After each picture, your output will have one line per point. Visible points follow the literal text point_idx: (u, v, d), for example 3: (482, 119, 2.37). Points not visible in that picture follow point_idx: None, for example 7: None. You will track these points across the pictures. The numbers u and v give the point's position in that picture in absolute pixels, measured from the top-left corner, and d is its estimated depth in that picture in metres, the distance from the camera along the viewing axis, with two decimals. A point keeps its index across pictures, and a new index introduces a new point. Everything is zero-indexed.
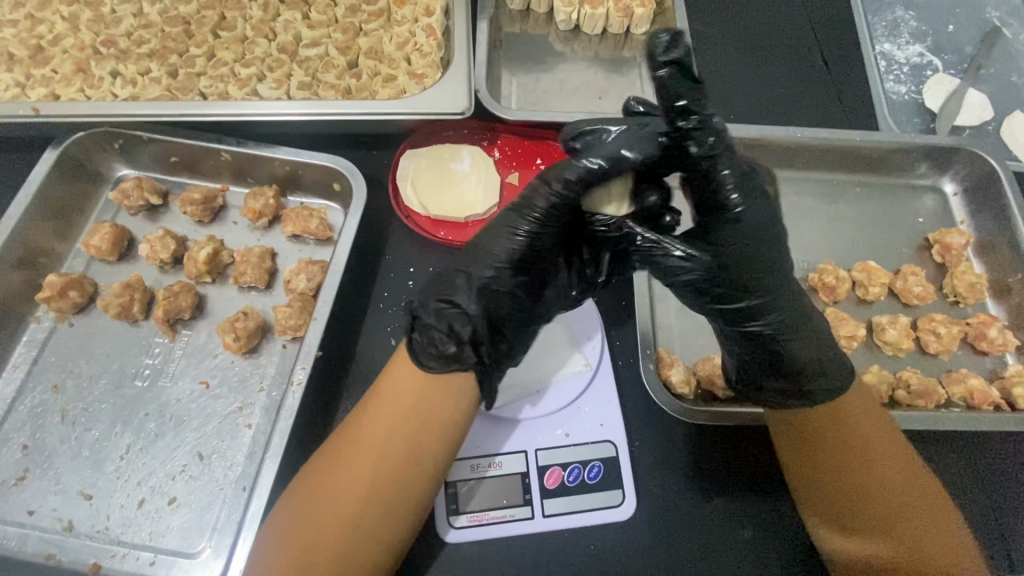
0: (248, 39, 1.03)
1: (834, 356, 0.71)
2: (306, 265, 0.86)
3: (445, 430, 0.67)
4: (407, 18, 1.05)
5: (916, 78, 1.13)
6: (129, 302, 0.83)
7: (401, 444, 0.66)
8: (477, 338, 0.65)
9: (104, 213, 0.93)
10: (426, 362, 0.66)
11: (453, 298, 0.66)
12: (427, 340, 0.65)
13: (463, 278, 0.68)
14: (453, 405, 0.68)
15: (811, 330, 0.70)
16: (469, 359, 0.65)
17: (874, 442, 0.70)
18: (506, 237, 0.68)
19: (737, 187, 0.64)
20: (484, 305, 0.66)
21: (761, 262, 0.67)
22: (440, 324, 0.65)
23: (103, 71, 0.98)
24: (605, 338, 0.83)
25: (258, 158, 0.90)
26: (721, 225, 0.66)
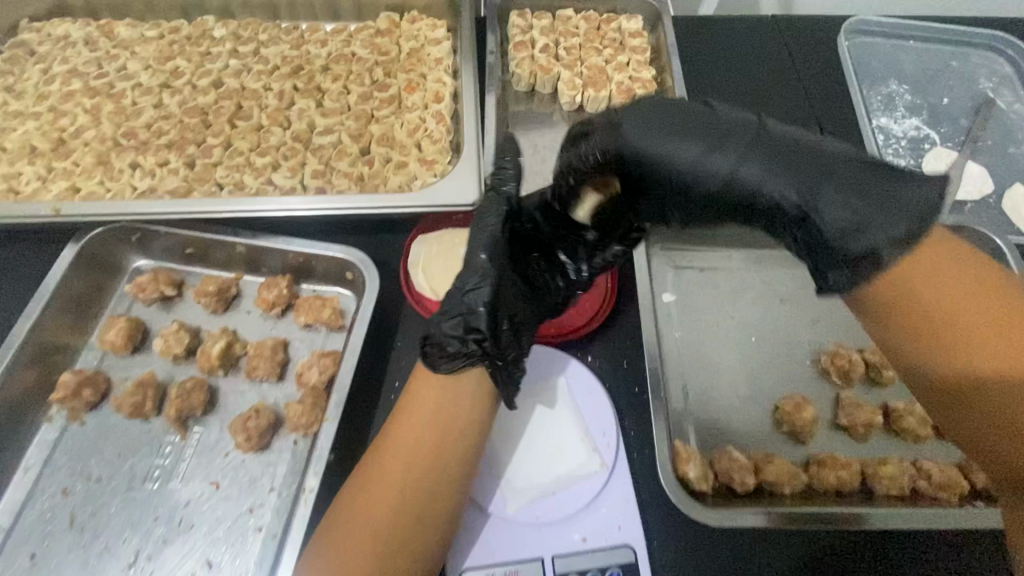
0: (264, 127, 1.06)
1: (895, 183, 0.61)
2: (318, 357, 0.87)
3: (460, 453, 0.70)
4: (417, 105, 1.10)
5: (915, 153, 1.15)
6: (142, 399, 0.83)
7: (418, 463, 0.69)
8: (479, 334, 0.69)
9: (120, 305, 0.94)
10: (437, 364, 0.70)
11: (447, 313, 0.70)
12: (439, 347, 0.70)
13: (457, 289, 0.72)
14: (468, 412, 0.72)
15: (850, 185, 0.62)
16: (473, 353, 0.70)
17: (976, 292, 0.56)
18: (485, 233, 0.73)
19: (680, 130, 0.68)
20: (489, 300, 0.70)
21: (742, 161, 0.66)
22: (447, 328, 0.70)
23: (123, 163, 1.00)
24: (620, 433, 0.82)
25: (271, 249, 0.92)
26: (676, 159, 0.68)
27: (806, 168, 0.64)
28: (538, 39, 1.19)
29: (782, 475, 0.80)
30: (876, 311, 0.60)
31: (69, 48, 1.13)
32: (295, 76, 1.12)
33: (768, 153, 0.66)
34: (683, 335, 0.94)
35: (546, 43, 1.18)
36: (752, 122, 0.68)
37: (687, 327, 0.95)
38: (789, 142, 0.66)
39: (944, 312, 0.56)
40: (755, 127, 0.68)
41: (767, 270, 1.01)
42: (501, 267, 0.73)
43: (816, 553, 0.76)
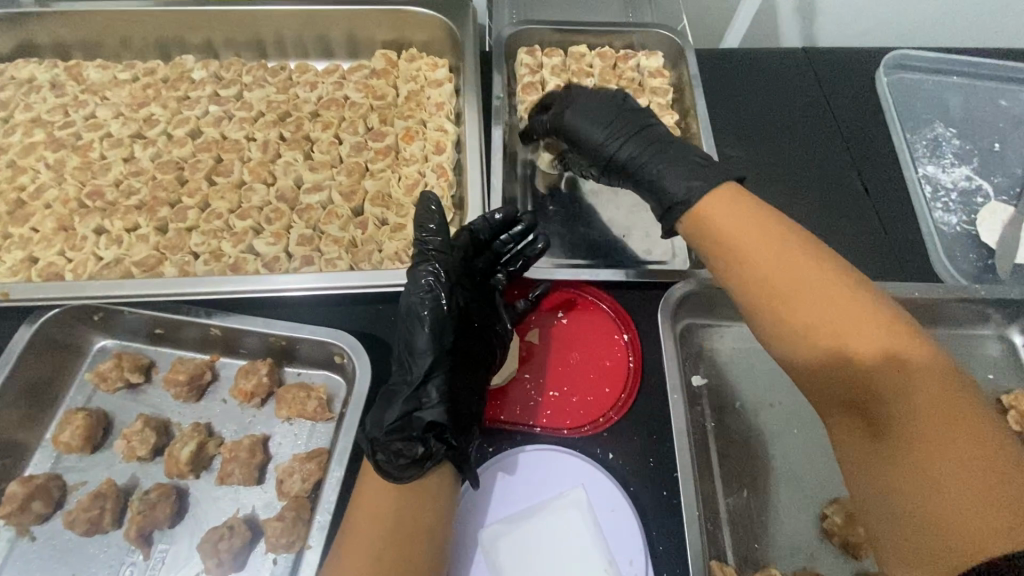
0: (246, 184, 0.95)
1: (718, 186, 0.76)
2: (302, 461, 0.76)
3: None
4: (415, 157, 0.99)
5: (967, 207, 1.04)
6: (99, 514, 0.72)
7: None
8: (440, 428, 0.67)
9: (81, 393, 0.83)
10: (396, 474, 0.64)
11: (400, 409, 0.68)
12: (393, 456, 0.65)
13: (404, 388, 0.70)
14: (434, 515, 0.65)
15: (686, 167, 0.80)
16: (438, 451, 0.66)
17: (788, 252, 0.68)
18: (421, 325, 0.73)
19: (597, 113, 0.90)
20: (443, 391, 0.70)
21: (622, 141, 0.87)
22: (399, 431, 0.66)
23: (87, 228, 0.90)
24: (649, 558, 0.70)
25: (250, 332, 0.81)
26: (586, 126, 0.89)
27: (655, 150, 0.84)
28: (549, 80, 1.09)
29: None
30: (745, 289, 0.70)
31: (34, 93, 1.03)
32: (281, 123, 1.02)
33: (635, 154, 0.85)
34: (718, 430, 0.82)
35: (558, 84, 1.08)
36: (647, 121, 0.89)
37: (722, 419, 0.83)
38: (667, 139, 0.86)
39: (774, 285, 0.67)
40: (644, 131, 0.87)
41: None
42: (448, 353, 0.72)
43: None
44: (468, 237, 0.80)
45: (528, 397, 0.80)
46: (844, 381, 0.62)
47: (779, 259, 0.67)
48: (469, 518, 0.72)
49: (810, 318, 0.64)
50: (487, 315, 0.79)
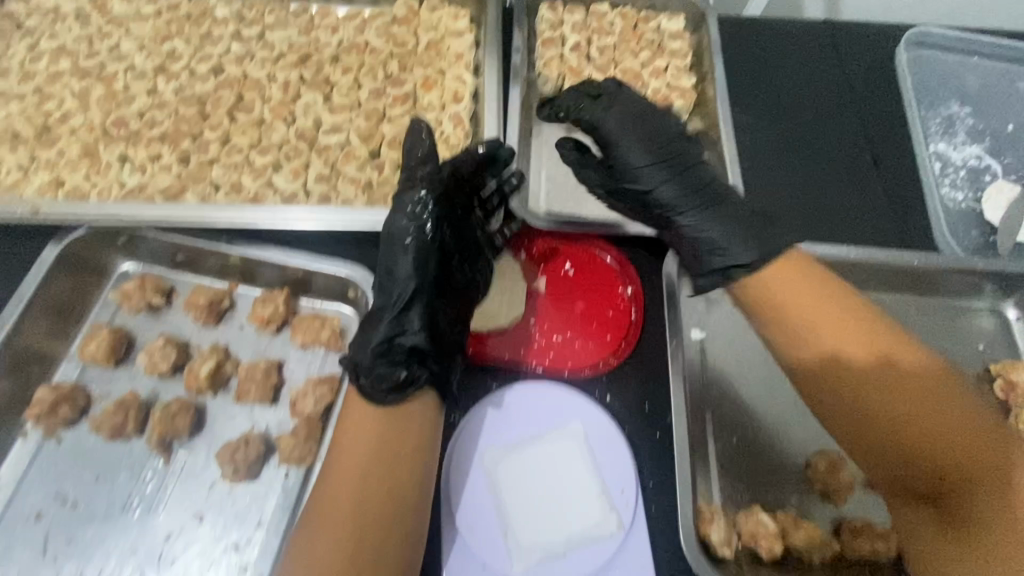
0: (266, 122, 0.97)
1: (770, 263, 0.75)
2: (315, 385, 0.80)
3: (395, 531, 0.64)
4: (433, 104, 1.00)
5: (974, 184, 1.05)
6: (121, 420, 0.77)
7: (351, 552, 0.61)
8: (422, 355, 0.71)
9: (104, 312, 0.86)
10: (379, 398, 0.67)
11: (385, 338, 0.71)
12: (375, 381, 0.68)
13: (387, 314, 0.74)
14: (412, 445, 0.67)
15: (742, 225, 0.77)
16: (420, 378, 0.69)
17: (850, 328, 0.70)
18: (405, 254, 0.75)
19: (640, 135, 0.83)
20: (425, 320, 0.73)
21: (666, 182, 0.81)
22: (382, 355, 0.70)
23: (111, 155, 0.92)
24: (639, 488, 0.74)
25: (269, 262, 0.84)
26: (628, 148, 0.83)
27: (710, 204, 0.80)
28: (569, 36, 1.09)
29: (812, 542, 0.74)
30: (798, 350, 0.73)
31: (59, 22, 1.04)
32: (302, 65, 1.03)
33: (675, 208, 0.80)
34: (714, 381, 0.85)
35: (578, 41, 1.08)
36: (698, 166, 0.83)
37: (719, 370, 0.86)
38: (721, 203, 0.80)
39: (833, 360, 0.70)
40: (686, 179, 0.82)
41: None
42: (430, 283, 0.75)
43: None
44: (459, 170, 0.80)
45: (533, 339, 0.83)
46: (909, 457, 0.66)
47: (839, 331, 0.70)
48: (471, 443, 0.75)
49: (867, 379, 0.68)
50: (474, 254, 0.82)
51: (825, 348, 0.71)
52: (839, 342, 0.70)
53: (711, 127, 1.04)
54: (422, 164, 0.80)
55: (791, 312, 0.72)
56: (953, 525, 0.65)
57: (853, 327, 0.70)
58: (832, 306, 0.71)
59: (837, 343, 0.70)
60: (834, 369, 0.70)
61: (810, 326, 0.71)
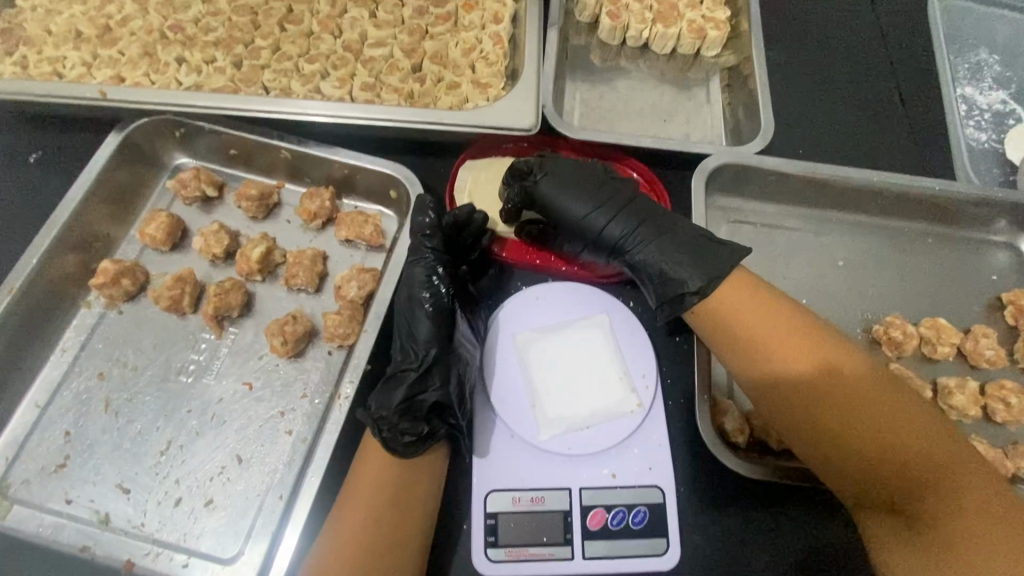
0: (314, 33, 1.01)
1: (724, 279, 0.75)
2: (357, 273, 0.84)
3: (428, 468, 0.71)
4: (474, 24, 1.03)
5: (998, 127, 1.07)
6: (179, 295, 0.82)
7: (392, 491, 0.68)
8: (443, 409, 0.73)
9: (161, 200, 0.92)
10: (398, 449, 0.69)
11: (401, 399, 0.71)
12: (398, 435, 0.69)
13: (408, 375, 0.74)
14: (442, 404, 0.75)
15: (684, 249, 0.78)
16: (440, 431, 0.72)
17: (799, 340, 0.70)
18: (424, 316, 0.78)
19: (582, 190, 0.83)
20: (444, 378, 0.74)
21: (615, 219, 0.81)
22: (404, 414, 0.70)
23: (168, 56, 0.97)
24: (659, 377, 0.80)
25: (317, 158, 0.89)
26: (570, 200, 0.83)
27: (665, 215, 0.81)
28: None
29: None
30: (751, 363, 0.72)
31: None
32: None
33: (630, 241, 0.80)
34: None
35: None
36: (632, 194, 0.84)
37: None
38: (672, 219, 0.81)
39: (778, 370, 0.70)
40: (635, 206, 0.82)
41: (824, 233, 0.96)
42: (447, 342, 0.77)
43: (843, 516, 0.75)
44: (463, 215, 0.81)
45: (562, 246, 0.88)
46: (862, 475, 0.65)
47: (790, 344, 0.70)
48: (506, 329, 0.81)
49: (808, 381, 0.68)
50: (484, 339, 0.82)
51: (769, 357, 0.70)
52: (779, 357, 0.70)
53: (743, 61, 1.07)
54: (423, 219, 0.82)
55: (734, 339, 0.73)
56: (916, 524, 0.62)
57: (800, 340, 0.70)
58: (781, 318, 0.71)
59: (783, 351, 0.70)
60: (781, 383, 0.69)
61: (751, 343, 0.72)
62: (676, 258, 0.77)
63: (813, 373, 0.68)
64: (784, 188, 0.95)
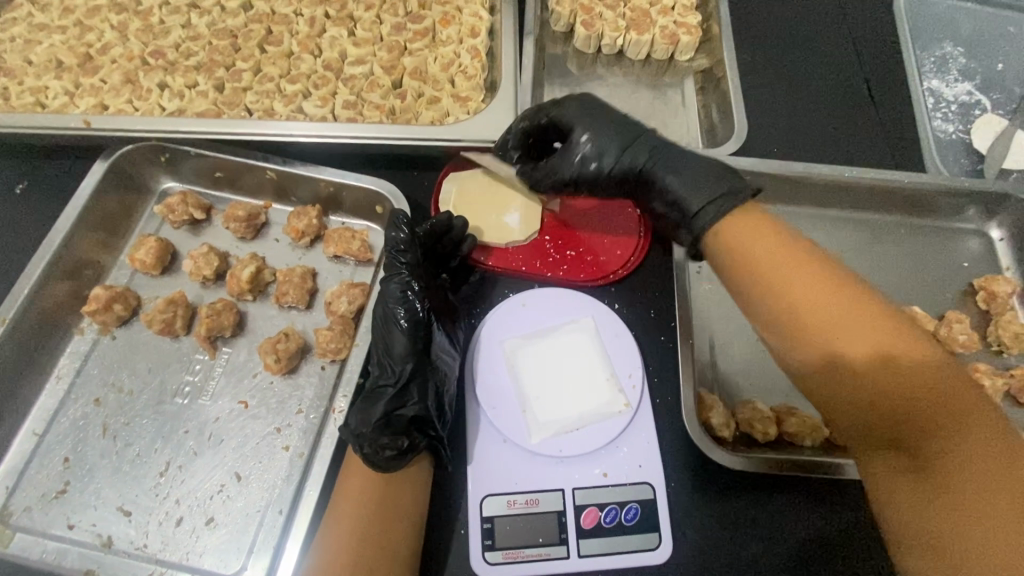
0: (294, 54, 1.03)
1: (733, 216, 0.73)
2: (347, 288, 0.86)
3: (410, 479, 0.72)
4: (452, 39, 1.05)
5: (964, 118, 1.11)
6: (172, 318, 0.83)
7: (375, 501, 0.69)
8: (423, 423, 0.74)
9: (149, 225, 0.94)
10: (380, 463, 0.69)
11: (379, 416, 0.73)
12: (378, 450, 0.69)
13: (386, 390, 0.75)
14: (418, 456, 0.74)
15: (696, 177, 0.76)
16: (420, 445, 0.72)
17: (819, 278, 0.65)
18: (399, 331, 0.78)
19: (586, 126, 0.82)
20: (422, 391, 0.76)
21: (623, 159, 0.80)
22: (382, 429, 0.71)
23: (151, 82, 1.00)
24: (646, 376, 0.82)
25: (302, 177, 0.90)
26: (579, 124, 0.83)
27: (672, 149, 0.80)
28: None
29: (803, 427, 0.80)
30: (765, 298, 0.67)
31: None
32: (327, 2, 1.08)
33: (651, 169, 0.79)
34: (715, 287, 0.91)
35: None
36: (638, 131, 0.82)
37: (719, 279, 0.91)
38: (682, 151, 0.79)
39: (795, 304, 0.65)
40: (639, 142, 0.81)
41: (801, 228, 0.99)
42: (424, 355, 0.78)
43: (826, 502, 0.78)
44: (437, 223, 0.83)
45: (546, 253, 0.90)
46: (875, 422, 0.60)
47: (808, 280, 0.65)
48: (491, 337, 0.84)
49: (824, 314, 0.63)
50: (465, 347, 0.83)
51: (789, 292, 0.65)
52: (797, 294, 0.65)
53: (716, 64, 1.10)
54: (398, 234, 0.82)
55: (748, 269, 0.69)
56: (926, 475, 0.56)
57: (820, 277, 0.65)
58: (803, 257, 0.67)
59: (802, 293, 0.65)
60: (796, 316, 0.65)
61: (767, 280, 0.67)
62: (690, 195, 0.76)
63: (833, 305, 0.63)
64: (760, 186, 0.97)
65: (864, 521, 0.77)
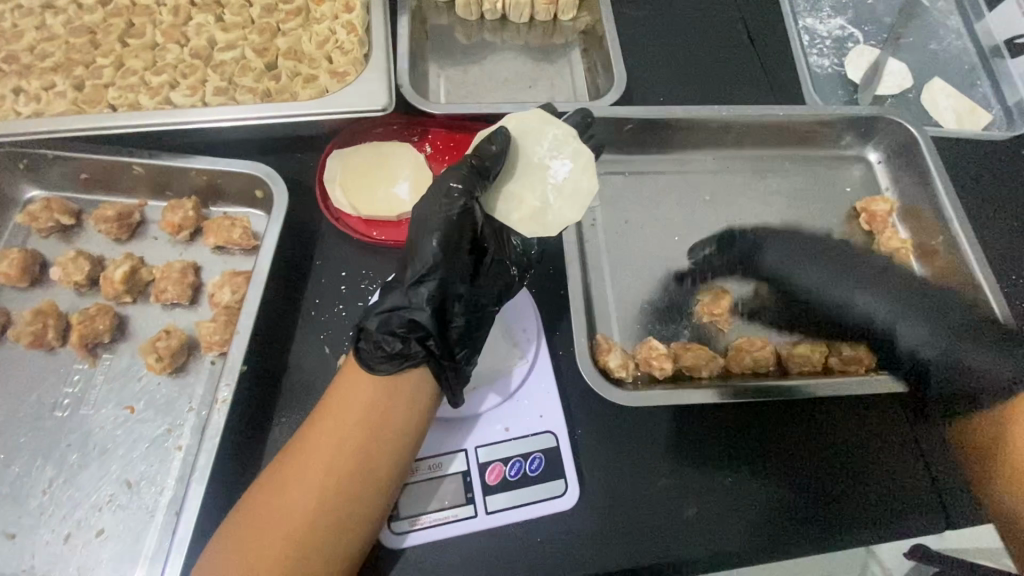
0: (159, 45, 0.99)
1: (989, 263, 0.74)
2: (230, 277, 0.83)
3: (414, 397, 0.69)
4: (326, 16, 1.03)
5: (839, 51, 1.15)
6: (42, 329, 0.79)
7: (370, 416, 0.68)
8: (423, 332, 0.68)
9: (14, 237, 0.88)
10: (374, 361, 0.68)
11: (390, 306, 0.68)
12: (373, 346, 0.68)
13: (398, 285, 0.70)
14: (408, 403, 0.69)
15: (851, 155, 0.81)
16: (416, 353, 0.68)
17: None
18: (439, 230, 0.70)
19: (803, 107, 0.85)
20: (433, 296, 0.68)
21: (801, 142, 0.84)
22: (381, 326, 0.67)
23: (4, 88, 0.94)
24: (542, 328, 0.83)
25: (173, 170, 0.87)
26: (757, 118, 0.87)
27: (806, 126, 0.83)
28: None
29: (699, 359, 0.82)
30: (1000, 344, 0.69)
31: None
32: None
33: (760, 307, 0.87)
34: (607, 238, 0.93)
35: None
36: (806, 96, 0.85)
37: (611, 230, 0.93)
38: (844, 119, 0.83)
39: None
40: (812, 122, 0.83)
41: (690, 171, 1.01)
42: (451, 256, 0.70)
43: (737, 423, 0.81)
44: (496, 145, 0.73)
45: None
46: None
47: None
48: None
49: None
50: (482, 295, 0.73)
51: None
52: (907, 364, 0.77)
53: (597, 22, 1.11)
54: (489, 145, 0.73)
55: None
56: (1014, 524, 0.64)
57: None
58: None
59: None
60: None
61: None
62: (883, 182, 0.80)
63: None
64: (647, 132, 0.98)
65: (802, 443, 0.81)
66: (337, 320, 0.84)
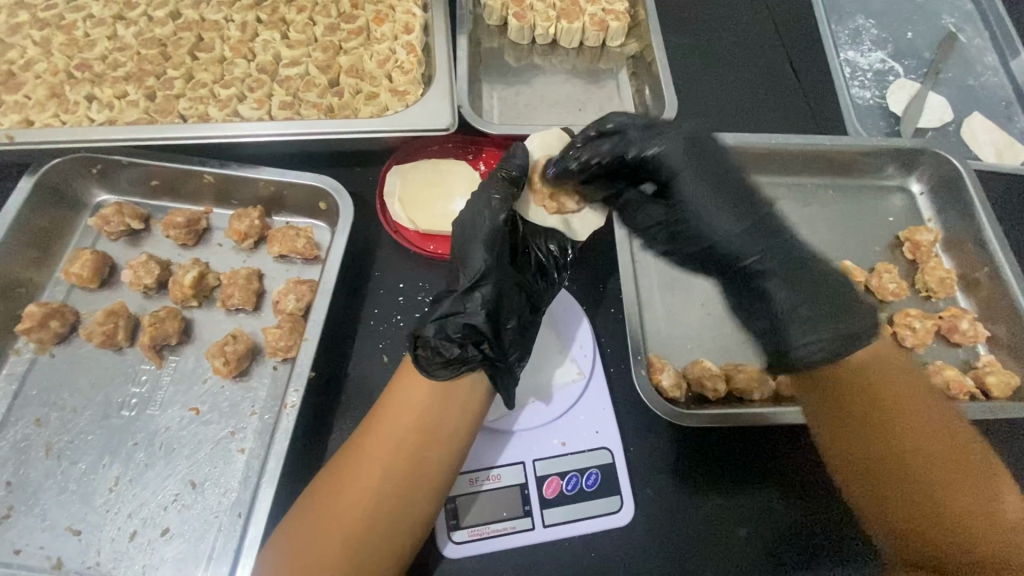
0: (227, 59, 1.03)
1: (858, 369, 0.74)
2: (294, 285, 0.86)
3: (465, 405, 0.69)
4: (387, 36, 1.06)
5: (880, 84, 1.18)
6: (113, 330, 0.81)
7: (422, 423, 0.67)
8: (478, 335, 0.68)
9: (84, 239, 0.91)
10: (433, 369, 0.68)
11: (447, 313, 0.69)
12: (431, 354, 0.68)
13: (449, 295, 0.71)
14: (458, 413, 0.69)
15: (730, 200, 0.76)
16: (473, 357, 0.68)
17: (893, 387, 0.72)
18: (485, 234, 0.71)
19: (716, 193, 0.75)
20: (487, 300, 0.69)
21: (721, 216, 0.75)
22: (439, 332, 0.68)
23: (78, 96, 0.98)
24: (597, 347, 0.84)
25: (241, 179, 0.89)
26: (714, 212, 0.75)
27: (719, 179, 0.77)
28: None
29: (751, 380, 0.83)
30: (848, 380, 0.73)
31: None
32: (257, 7, 1.08)
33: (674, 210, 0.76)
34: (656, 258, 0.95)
35: None
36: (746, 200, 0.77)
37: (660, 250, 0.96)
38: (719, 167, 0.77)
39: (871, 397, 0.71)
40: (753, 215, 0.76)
41: None
42: (502, 264, 0.71)
43: (791, 443, 0.81)
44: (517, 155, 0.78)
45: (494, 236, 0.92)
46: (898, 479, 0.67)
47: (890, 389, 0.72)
48: None
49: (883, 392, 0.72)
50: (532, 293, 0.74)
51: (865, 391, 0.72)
52: (879, 378, 0.72)
53: (645, 48, 1.14)
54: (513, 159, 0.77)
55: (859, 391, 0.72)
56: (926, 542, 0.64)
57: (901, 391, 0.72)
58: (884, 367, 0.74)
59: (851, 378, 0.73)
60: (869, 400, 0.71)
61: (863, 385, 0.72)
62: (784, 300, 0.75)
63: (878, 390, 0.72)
64: None
65: None
66: (395, 330, 0.85)
